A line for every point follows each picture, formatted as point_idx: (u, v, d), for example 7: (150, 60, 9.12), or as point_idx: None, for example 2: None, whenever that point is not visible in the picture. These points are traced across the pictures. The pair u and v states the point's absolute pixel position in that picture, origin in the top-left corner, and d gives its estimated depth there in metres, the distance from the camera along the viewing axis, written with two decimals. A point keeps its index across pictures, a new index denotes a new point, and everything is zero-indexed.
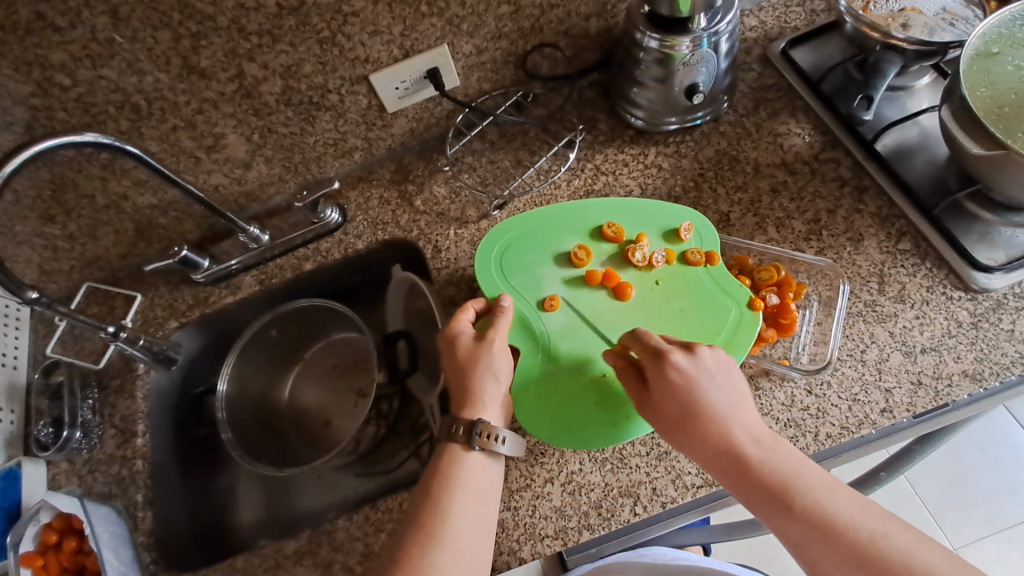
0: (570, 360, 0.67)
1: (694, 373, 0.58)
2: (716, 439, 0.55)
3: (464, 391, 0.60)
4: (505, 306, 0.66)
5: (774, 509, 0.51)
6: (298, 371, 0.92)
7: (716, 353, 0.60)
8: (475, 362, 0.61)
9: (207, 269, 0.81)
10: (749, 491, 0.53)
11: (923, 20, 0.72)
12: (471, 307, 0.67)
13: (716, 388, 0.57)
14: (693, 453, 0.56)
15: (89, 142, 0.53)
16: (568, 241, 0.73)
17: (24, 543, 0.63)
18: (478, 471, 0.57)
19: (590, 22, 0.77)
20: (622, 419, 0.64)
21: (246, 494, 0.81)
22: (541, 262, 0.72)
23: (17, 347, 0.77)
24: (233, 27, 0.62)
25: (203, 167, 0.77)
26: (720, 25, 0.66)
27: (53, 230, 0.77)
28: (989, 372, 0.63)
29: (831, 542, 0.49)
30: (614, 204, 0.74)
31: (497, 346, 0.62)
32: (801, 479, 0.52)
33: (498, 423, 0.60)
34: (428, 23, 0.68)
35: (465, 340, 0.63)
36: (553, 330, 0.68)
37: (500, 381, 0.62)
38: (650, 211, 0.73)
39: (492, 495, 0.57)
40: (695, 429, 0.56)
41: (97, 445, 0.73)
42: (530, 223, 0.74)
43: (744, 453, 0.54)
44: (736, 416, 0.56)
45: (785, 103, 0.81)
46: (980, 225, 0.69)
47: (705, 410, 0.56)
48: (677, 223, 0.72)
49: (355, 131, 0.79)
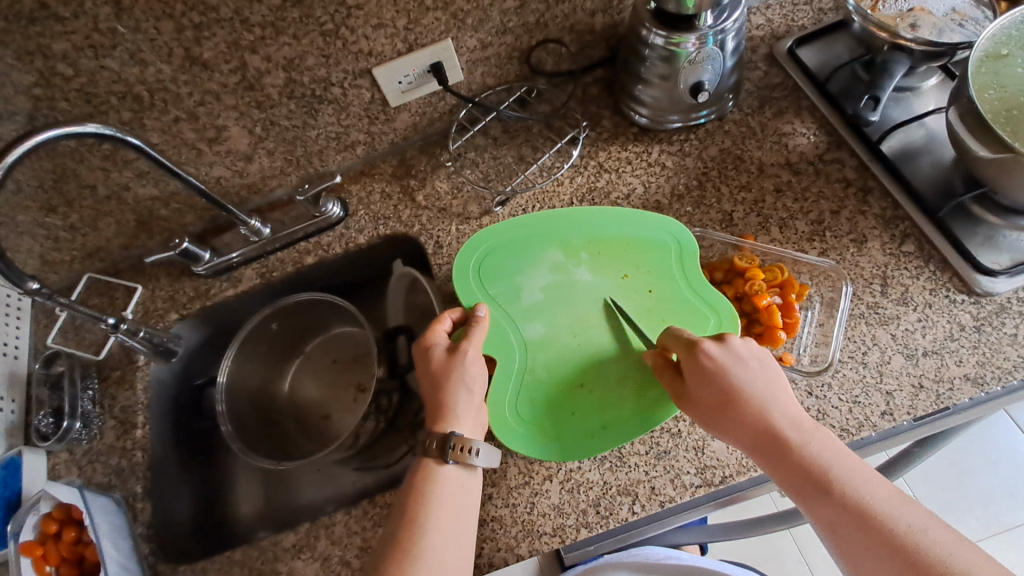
0: (546, 370, 0.67)
1: (726, 359, 0.58)
2: (753, 421, 0.55)
3: (437, 405, 0.60)
4: (482, 316, 0.65)
5: (810, 490, 0.51)
6: (298, 364, 0.93)
7: (754, 347, 0.60)
8: (449, 375, 0.61)
9: (208, 261, 0.81)
10: (787, 472, 0.52)
11: (932, 20, 0.72)
12: (449, 317, 0.66)
13: (752, 375, 0.57)
14: (731, 433, 0.56)
15: (91, 133, 0.52)
16: (549, 251, 0.72)
17: (24, 533, 0.62)
18: (454, 484, 0.56)
19: (595, 18, 0.77)
20: (600, 430, 0.64)
21: (245, 487, 0.80)
22: (520, 271, 0.71)
23: (17, 337, 0.77)
24: (236, 19, 0.62)
25: (205, 160, 0.76)
26: (727, 23, 0.65)
27: (54, 221, 0.76)
28: (991, 377, 0.63)
29: (866, 526, 0.47)
30: (593, 213, 0.73)
31: (471, 357, 0.62)
32: (841, 467, 0.51)
33: (473, 436, 0.60)
34: (432, 17, 0.68)
35: (439, 352, 0.63)
36: (533, 340, 0.68)
37: (475, 394, 0.61)
38: (632, 219, 0.72)
39: (470, 507, 0.56)
40: (733, 412, 0.56)
41: (97, 436, 0.74)
42: (510, 232, 0.72)
43: (783, 438, 0.54)
44: (775, 403, 0.56)
45: (791, 102, 0.80)
46: (985, 228, 0.69)
47: (740, 390, 0.56)
48: (653, 230, 0.72)
49: (358, 125, 0.78)
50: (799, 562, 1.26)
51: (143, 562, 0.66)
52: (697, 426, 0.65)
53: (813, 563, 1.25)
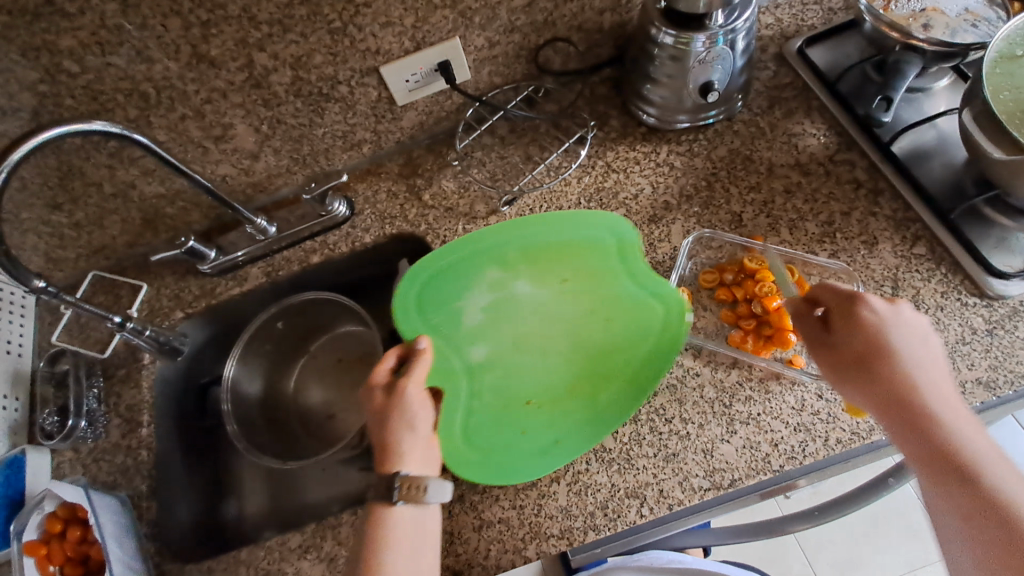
0: (492, 393, 0.68)
1: (887, 322, 0.58)
2: (897, 388, 0.55)
3: (381, 449, 0.58)
4: (424, 349, 0.62)
5: (942, 465, 0.51)
6: (303, 363, 0.92)
7: (919, 318, 0.59)
8: (390, 417, 0.59)
9: (214, 261, 0.80)
10: (922, 443, 0.53)
11: (944, 20, 0.71)
12: (390, 354, 0.63)
13: (909, 343, 0.57)
14: (868, 393, 0.57)
15: (97, 130, 0.52)
16: (488, 269, 0.69)
17: (28, 532, 0.62)
18: (408, 525, 0.56)
19: (604, 17, 0.76)
20: (552, 446, 0.65)
21: (250, 488, 0.81)
22: (459, 295, 0.69)
23: (22, 334, 0.77)
24: (244, 16, 0.61)
25: (211, 158, 0.76)
26: (738, 23, 0.65)
27: (59, 218, 0.76)
28: (1004, 380, 0.62)
29: (995, 516, 0.48)
30: (529, 223, 0.68)
31: (411, 395, 0.60)
32: (984, 454, 0.51)
33: (422, 472, 0.59)
34: (440, 15, 0.67)
35: (378, 394, 0.60)
36: (478, 364, 0.69)
37: (418, 430, 0.60)
38: (572, 224, 0.68)
39: (427, 541, 0.56)
40: (878, 372, 0.56)
41: (102, 435, 0.73)
42: (444, 255, 0.68)
43: (925, 411, 0.54)
44: (926, 375, 0.56)
45: (801, 103, 0.79)
46: (998, 230, 0.68)
47: (893, 353, 0.56)
48: (592, 233, 0.68)
49: (365, 124, 0.78)
50: (803, 563, 1.26)
51: (148, 562, 0.66)
52: (705, 429, 0.64)
53: (817, 563, 1.25)
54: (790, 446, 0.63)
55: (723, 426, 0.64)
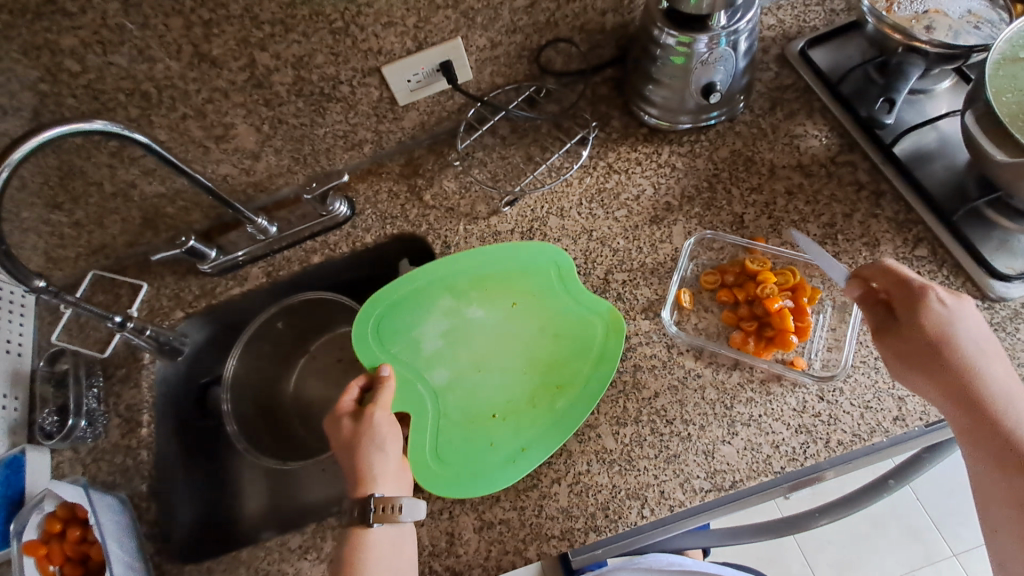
0: (458, 410, 0.68)
1: (951, 315, 0.59)
2: (962, 381, 0.57)
3: (352, 475, 0.60)
4: (386, 376, 0.66)
5: (1008, 458, 0.54)
6: (303, 363, 0.92)
7: (976, 312, 0.60)
8: (359, 443, 0.61)
9: (214, 260, 0.80)
10: (988, 435, 0.55)
11: (948, 22, 0.70)
12: (354, 384, 0.66)
13: (972, 336, 0.58)
14: (934, 384, 0.58)
15: (98, 129, 0.51)
16: (438, 297, 0.73)
17: (28, 532, 0.62)
18: (384, 544, 0.57)
19: (606, 17, 0.76)
20: (519, 453, 0.65)
21: (251, 487, 0.81)
22: (414, 324, 0.72)
23: (21, 334, 0.76)
24: (246, 16, 0.61)
25: (212, 157, 0.76)
26: (740, 24, 0.65)
27: (60, 217, 0.76)
28: None
29: None
30: (469, 253, 0.74)
31: (378, 418, 0.63)
32: None
33: (395, 493, 0.60)
34: (443, 15, 0.67)
35: (346, 422, 0.63)
36: (440, 385, 0.69)
37: (389, 452, 0.61)
38: (510, 253, 0.74)
39: (403, 559, 0.58)
40: (946, 364, 0.57)
41: (102, 435, 0.73)
42: (395, 291, 0.73)
43: (989, 404, 0.56)
44: (988, 369, 0.57)
45: (803, 104, 0.79)
46: (1000, 232, 0.68)
47: (959, 347, 0.58)
48: (532, 257, 0.73)
49: (366, 123, 0.78)
50: (802, 564, 1.26)
51: (148, 562, 0.66)
52: (707, 430, 0.64)
53: (816, 564, 1.25)
54: (791, 448, 0.63)
55: (724, 428, 0.64)
